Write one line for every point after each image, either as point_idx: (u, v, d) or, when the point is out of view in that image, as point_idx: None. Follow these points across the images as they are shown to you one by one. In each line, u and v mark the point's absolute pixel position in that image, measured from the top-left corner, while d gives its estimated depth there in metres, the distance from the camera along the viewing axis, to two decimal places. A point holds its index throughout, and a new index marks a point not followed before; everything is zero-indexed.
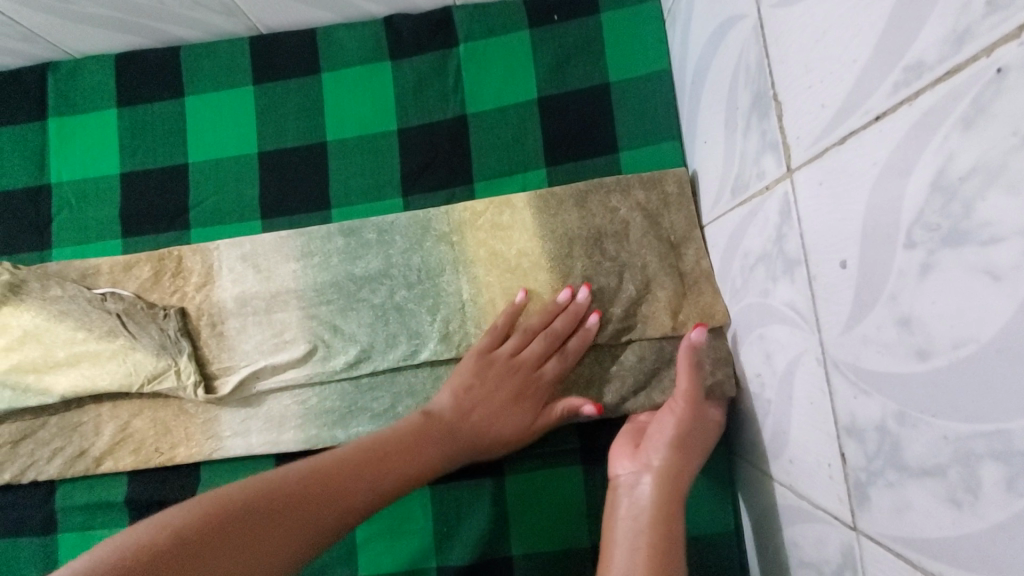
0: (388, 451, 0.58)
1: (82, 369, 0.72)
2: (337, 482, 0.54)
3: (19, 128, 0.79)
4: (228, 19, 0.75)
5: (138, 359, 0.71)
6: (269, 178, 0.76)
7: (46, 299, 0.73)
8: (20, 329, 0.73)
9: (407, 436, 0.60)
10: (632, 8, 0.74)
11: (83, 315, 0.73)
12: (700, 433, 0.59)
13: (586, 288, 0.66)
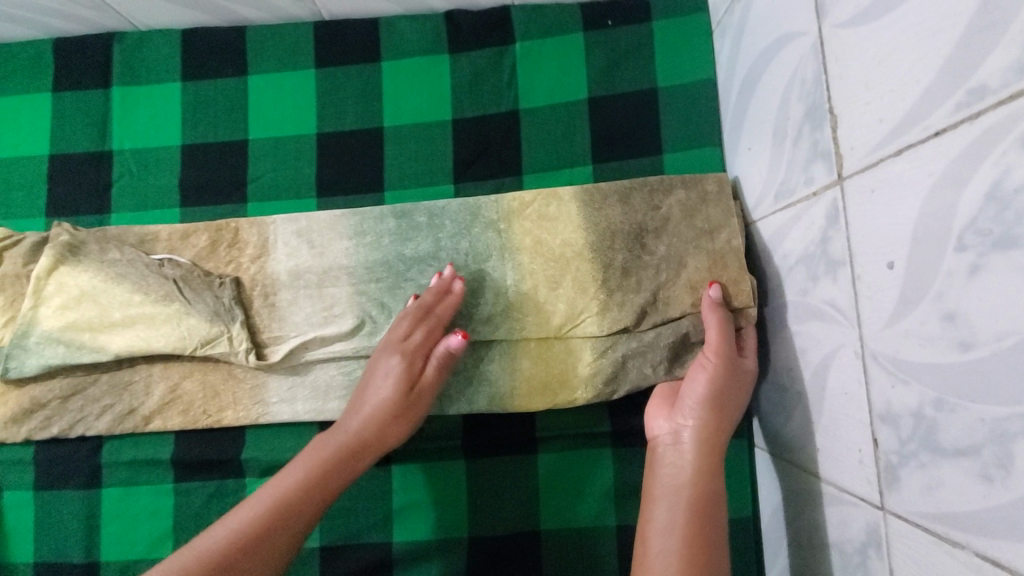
0: (325, 473, 0.60)
1: (138, 330, 0.75)
2: (289, 514, 0.57)
3: (86, 95, 0.82)
4: (296, 4, 0.78)
5: (191, 324, 0.74)
6: (327, 159, 0.79)
7: (105, 261, 0.76)
8: (78, 289, 0.75)
9: (335, 456, 0.61)
10: (682, 19, 0.78)
11: (139, 278, 0.75)
12: (735, 388, 0.63)
13: (455, 274, 0.70)
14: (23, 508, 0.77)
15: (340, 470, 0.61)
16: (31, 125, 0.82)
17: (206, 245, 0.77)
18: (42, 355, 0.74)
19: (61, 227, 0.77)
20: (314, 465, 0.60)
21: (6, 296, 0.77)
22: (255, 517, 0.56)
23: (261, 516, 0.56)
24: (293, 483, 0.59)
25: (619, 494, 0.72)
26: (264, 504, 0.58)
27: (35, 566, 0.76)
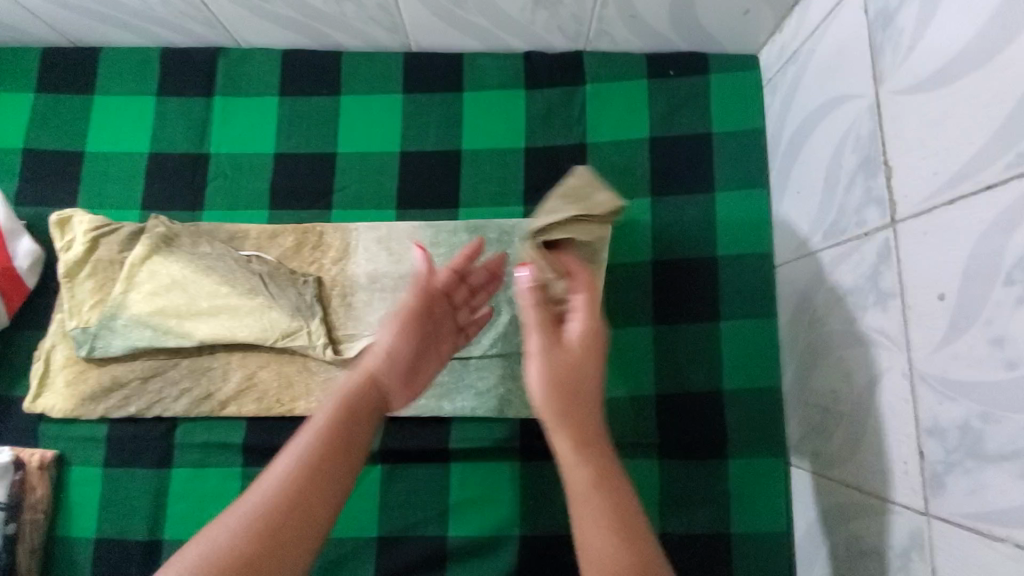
0: (343, 437, 0.55)
1: (223, 319, 0.79)
2: (314, 483, 0.52)
3: (188, 101, 0.89)
4: (391, 35, 0.87)
5: (275, 319, 0.79)
6: (408, 175, 0.87)
7: (195, 253, 0.81)
8: (168, 277, 0.80)
9: (349, 417, 0.56)
10: (736, 75, 0.88)
11: (228, 271, 0.80)
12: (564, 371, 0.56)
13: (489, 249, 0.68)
14: (89, 485, 0.79)
15: (358, 432, 0.56)
16: (132, 125, 0.88)
17: (291, 245, 0.83)
18: (129, 337, 0.79)
19: (157, 219, 0.82)
20: (327, 434, 0.54)
21: (97, 280, 0.81)
22: (271, 498, 0.50)
23: (278, 495, 0.50)
24: (308, 454, 0.53)
25: (663, 502, 0.77)
26: (284, 492, 0.50)
27: (94, 542, 0.78)
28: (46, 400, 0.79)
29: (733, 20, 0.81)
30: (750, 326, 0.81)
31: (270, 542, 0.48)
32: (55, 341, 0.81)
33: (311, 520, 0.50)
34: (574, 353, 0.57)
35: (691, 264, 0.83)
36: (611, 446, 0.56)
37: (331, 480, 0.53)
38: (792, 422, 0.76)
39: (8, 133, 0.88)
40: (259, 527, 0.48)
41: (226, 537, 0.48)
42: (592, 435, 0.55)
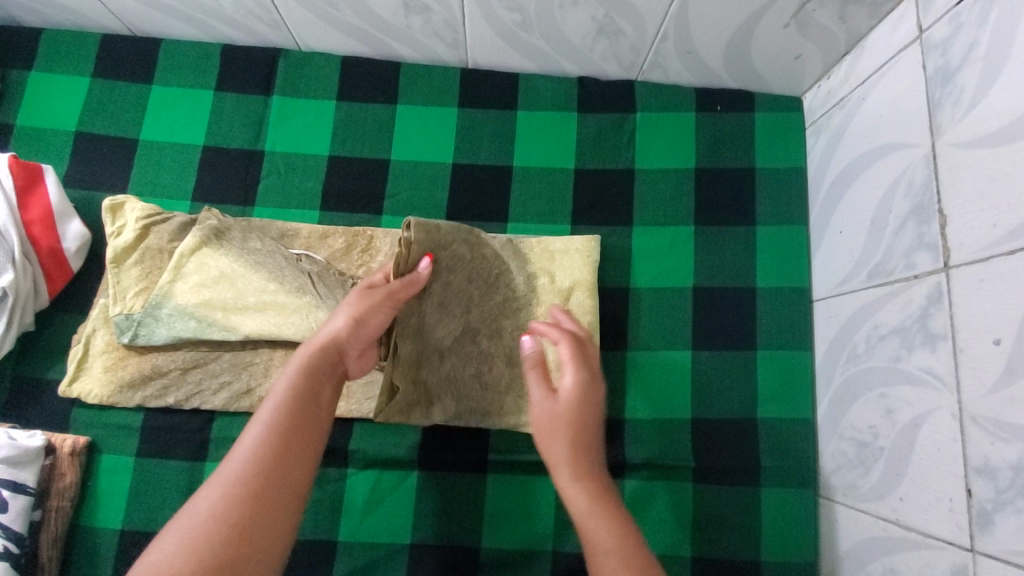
0: (309, 395, 0.56)
1: (269, 315, 0.78)
2: (293, 440, 0.53)
3: (245, 98, 0.90)
4: (451, 50, 0.89)
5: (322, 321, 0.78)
6: (458, 186, 0.89)
7: (245, 248, 0.80)
8: (217, 270, 0.78)
9: (310, 379, 0.57)
10: (781, 114, 0.91)
11: (278, 267, 0.80)
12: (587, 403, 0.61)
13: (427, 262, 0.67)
14: (120, 473, 0.78)
15: (314, 391, 0.57)
16: (187, 116, 0.89)
17: (341, 247, 0.84)
18: (173, 327, 0.77)
19: (209, 211, 0.81)
20: (288, 393, 0.56)
21: (143, 267, 0.80)
22: (248, 466, 0.50)
23: (259, 461, 0.51)
24: (274, 413, 0.54)
25: (695, 525, 0.79)
26: (236, 454, 0.51)
27: (121, 533, 0.76)
28: (83, 384, 0.78)
29: (785, 63, 0.84)
30: (786, 357, 0.83)
31: (264, 505, 0.49)
32: (96, 326, 0.80)
33: (277, 485, 0.50)
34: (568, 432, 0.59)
35: (731, 293, 0.85)
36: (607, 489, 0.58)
37: (307, 435, 0.54)
38: (825, 454, 0.79)
39: (61, 115, 0.88)
40: (244, 492, 0.49)
41: (207, 511, 0.47)
42: (580, 466, 0.58)
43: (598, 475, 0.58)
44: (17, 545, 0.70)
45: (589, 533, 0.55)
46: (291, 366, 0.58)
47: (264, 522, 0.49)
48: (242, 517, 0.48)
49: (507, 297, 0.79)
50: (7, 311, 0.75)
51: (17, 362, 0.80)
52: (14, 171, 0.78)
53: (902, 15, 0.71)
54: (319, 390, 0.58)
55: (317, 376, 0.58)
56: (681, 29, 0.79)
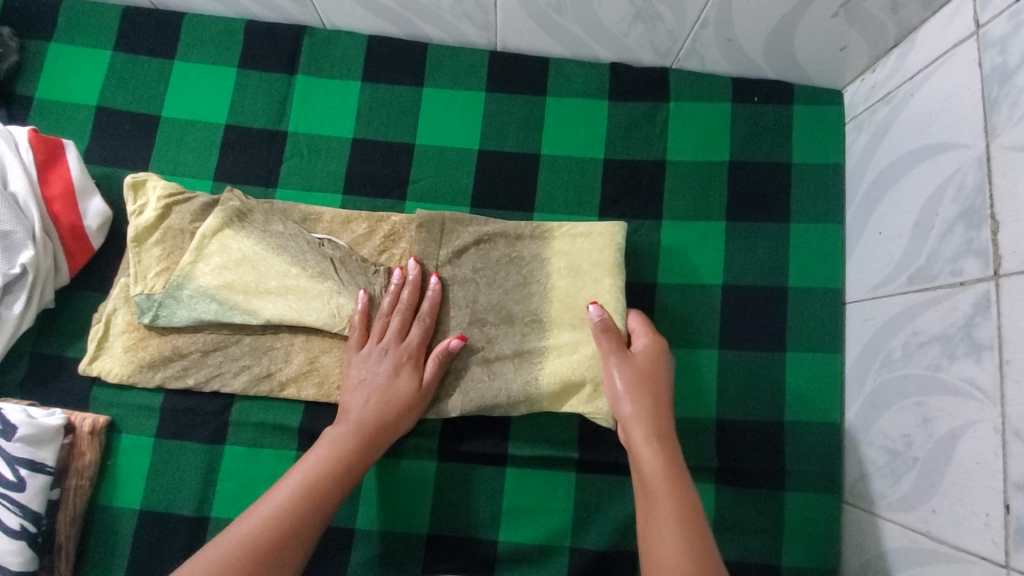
0: (334, 476, 0.66)
1: (290, 301, 0.75)
2: (359, 451, 0.69)
3: (269, 77, 0.87)
4: (480, 32, 0.86)
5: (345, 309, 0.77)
6: (484, 174, 0.86)
7: (267, 231, 0.77)
8: (238, 253, 0.76)
9: (367, 435, 0.70)
10: (821, 107, 0.87)
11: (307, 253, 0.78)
12: (656, 366, 0.72)
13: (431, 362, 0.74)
14: (138, 453, 0.78)
15: (352, 460, 0.68)
16: (211, 94, 0.87)
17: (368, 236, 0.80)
18: (194, 309, 0.75)
19: (231, 193, 0.79)
20: (333, 451, 0.68)
21: (164, 247, 0.78)
22: (270, 516, 0.61)
23: (276, 516, 0.61)
24: (330, 452, 0.68)
25: (716, 528, 0.78)
26: (264, 506, 0.63)
27: (139, 514, 0.77)
28: (102, 364, 0.77)
29: (828, 55, 0.81)
30: (814, 359, 0.81)
31: (283, 537, 0.61)
32: (117, 305, 0.78)
33: (332, 486, 0.66)
34: (611, 343, 0.72)
35: (762, 292, 0.83)
36: (661, 427, 0.68)
37: (320, 506, 0.64)
38: (853, 459, 0.77)
39: (82, 89, 0.87)
40: (316, 487, 0.65)
41: (285, 496, 0.63)
42: (659, 432, 0.68)
43: (665, 428, 0.68)
44: (34, 524, 0.70)
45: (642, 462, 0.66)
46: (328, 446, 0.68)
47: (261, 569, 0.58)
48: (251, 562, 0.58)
49: (523, 286, 0.78)
50: (26, 288, 0.74)
51: (37, 339, 0.80)
52: (35, 145, 0.76)
53: (959, 7, 0.68)
54: (346, 474, 0.67)
55: (345, 463, 0.68)
56: (722, 16, 0.76)
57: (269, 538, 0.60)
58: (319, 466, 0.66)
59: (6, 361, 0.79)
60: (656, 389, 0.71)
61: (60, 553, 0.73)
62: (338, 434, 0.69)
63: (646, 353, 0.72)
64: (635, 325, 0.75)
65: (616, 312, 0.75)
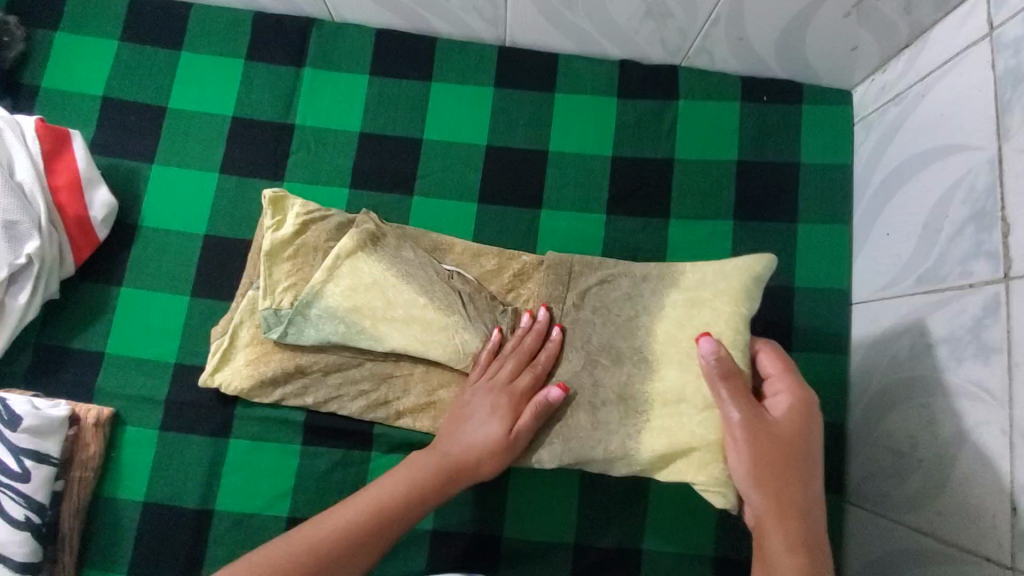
0: (408, 506, 0.64)
1: (415, 330, 0.73)
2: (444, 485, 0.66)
3: (276, 68, 0.87)
4: (489, 27, 0.86)
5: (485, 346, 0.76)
6: (492, 170, 0.86)
7: (397, 257, 0.76)
8: (365, 276, 0.74)
9: (456, 469, 0.66)
10: (830, 107, 0.87)
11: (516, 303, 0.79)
12: (807, 436, 0.63)
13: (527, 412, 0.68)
14: (143, 446, 0.78)
15: (429, 491, 0.65)
16: (218, 86, 0.86)
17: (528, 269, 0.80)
18: (322, 329, 0.74)
19: (366, 216, 0.77)
20: (413, 480, 0.65)
21: (294, 263, 0.77)
22: (332, 529, 0.62)
23: (337, 531, 0.62)
24: (409, 481, 0.65)
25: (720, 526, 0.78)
26: (330, 521, 0.63)
27: (144, 506, 0.77)
28: (224, 376, 0.76)
29: (838, 54, 0.81)
30: (819, 359, 0.81)
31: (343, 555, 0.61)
32: (242, 319, 0.77)
33: (401, 516, 0.64)
34: (731, 391, 0.63)
35: (769, 292, 0.83)
36: (789, 496, 0.61)
37: (385, 532, 0.63)
38: (856, 460, 0.78)
39: (88, 79, 0.86)
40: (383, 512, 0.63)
41: (351, 514, 0.63)
42: (786, 518, 0.60)
43: (795, 513, 0.61)
44: (38, 515, 0.70)
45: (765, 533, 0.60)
46: (403, 473, 0.66)
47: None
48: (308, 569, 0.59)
49: (629, 321, 0.71)
50: (32, 278, 0.74)
51: (41, 330, 0.80)
52: (41, 135, 0.76)
53: (972, 8, 0.67)
54: (417, 503, 0.64)
55: (423, 492, 0.65)
56: (734, 14, 0.75)
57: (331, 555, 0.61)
58: (395, 496, 0.64)
59: (10, 352, 0.79)
60: (796, 458, 0.62)
61: (65, 544, 0.73)
62: (427, 461, 0.67)
63: (790, 418, 0.63)
64: (772, 367, 0.66)
65: (740, 351, 0.66)
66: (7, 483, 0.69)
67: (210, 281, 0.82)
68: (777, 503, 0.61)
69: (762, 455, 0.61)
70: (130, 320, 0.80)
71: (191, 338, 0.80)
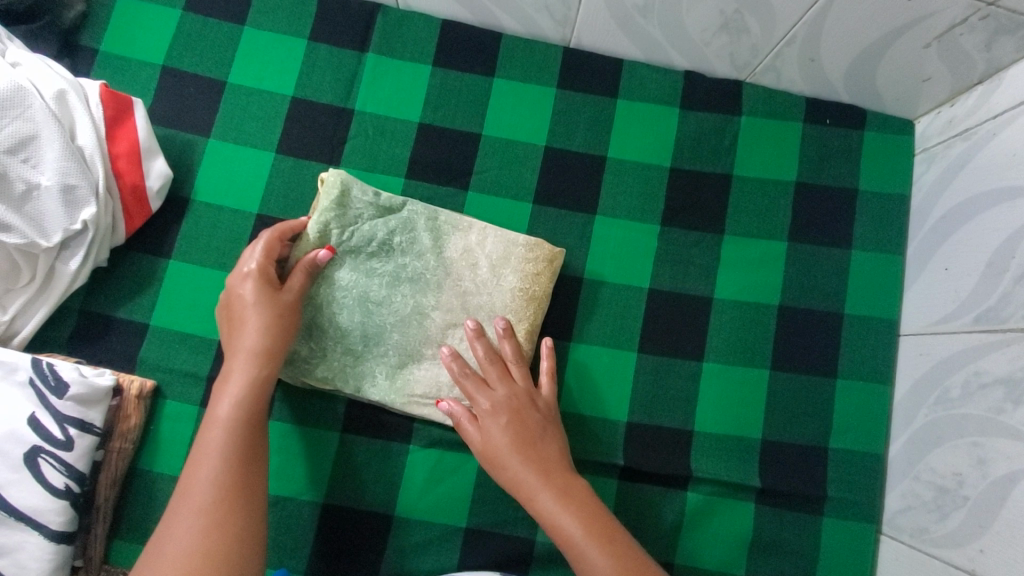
0: (237, 474, 0.61)
1: (427, 323, 0.75)
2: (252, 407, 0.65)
3: (339, 52, 0.86)
4: (558, 27, 0.85)
5: (456, 308, 0.75)
6: (549, 171, 0.85)
7: (418, 250, 0.76)
8: (404, 271, 0.75)
9: (256, 390, 0.65)
10: (892, 136, 0.86)
11: (493, 271, 0.76)
12: (540, 426, 0.71)
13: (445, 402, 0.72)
14: (183, 421, 0.77)
15: (252, 420, 0.64)
16: (279, 65, 0.85)
17: (543, 251, 0.76)
18: (351, 319, 0.74)
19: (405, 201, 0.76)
20: (228, 424, 0.63)
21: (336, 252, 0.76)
22: (200, 501, 0.59)
23: (205, 504, 0.59)
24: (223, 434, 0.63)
25: (752, 545, 0.78)
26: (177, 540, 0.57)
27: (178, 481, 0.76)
28: None
29: (909, 84, 0.80)
30: (864, 388, 0.81)
31: (224, 524, 0.58)
32: None
33: (243, 467, 0.62)
34: (465, 428, 0.71)
35: (818, 316, 0.83)
36: (552, 470, 0.67)
37: (251, 480, 0.62)
38: (895, 492, 0.78)
39: (148, 48, 0.85)
40: (230, 470, 0.61)
41: (202, 485, 0.60)
42: (610, 540, 0.63)
43: (612, 531, 0.64)
44: (78, 484, 0.69)
45: (563, 527, 0.64)
46: (212, 464, 0.61)
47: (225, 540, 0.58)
48: (213, 549, 0.57)
49: (403, 268, 0.75)
50: (86, 244, 0.74)
51: (86, 297, 0.79)
52: (105, 101, 0.76)
53: None
54: (248, 457, 0.63)
55: (242, 444, 0.63)
56: (812, 36, 0.75)
57: (205, 521, 0.58)
58: (217, 479, 0.60)
59: (55, 316, 0.78)
60: (545, 468, 0.68)
61: (98, 515, 0.73)
62: (219, 423, 0.63)
63: (515, 430, 0.69)
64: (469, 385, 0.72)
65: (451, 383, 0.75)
66: (50, 449, 0.68)
67: None
68: (546, 482, 0.66)
69: (520, 434, 0.69)
70: (177, 293, 0.80)
71: None
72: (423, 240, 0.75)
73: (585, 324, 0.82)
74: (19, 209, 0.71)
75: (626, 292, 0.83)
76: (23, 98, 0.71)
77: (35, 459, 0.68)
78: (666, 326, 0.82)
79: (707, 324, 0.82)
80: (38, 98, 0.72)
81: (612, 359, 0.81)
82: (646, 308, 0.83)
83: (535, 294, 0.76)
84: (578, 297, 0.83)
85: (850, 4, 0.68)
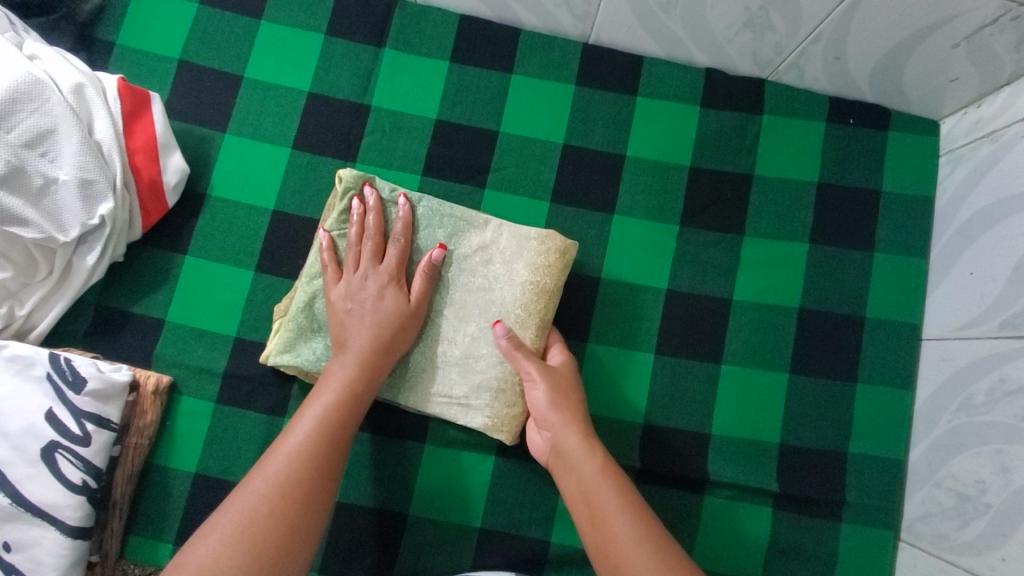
0: (309, 474, 0.61)
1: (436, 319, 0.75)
2: (343, 408, 0.66)
3: (356, 47, 0.85)
4: (577, 23, 0.84)
5: (466, 304, 0.74)
6: (567, 169, 0.84)
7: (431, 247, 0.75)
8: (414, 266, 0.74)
9: (354, 390, 0.67)
10: (917, 136, 0.85)
11: (506, 265, 0.74)
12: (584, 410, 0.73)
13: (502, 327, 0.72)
14: (198, 417, 0.77)
15: (343, 422, 0.65)
16: (296, 60, 0.85)
17: (554, 243, 0.73)
18: None
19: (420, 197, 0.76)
20: (320, 418, 0.64)
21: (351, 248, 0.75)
22: (264, 489, 0.59)
23: (267, 493, 0.59)
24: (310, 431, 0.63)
25: (769, 550, 0.77)
26: (235, 505, 0.58)
27: (194, 478, 0.76)
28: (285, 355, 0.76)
29: (935, 84, 0.78)
30: (885, 393, 0.80)
31: (284, 521, 0.58)
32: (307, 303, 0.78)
33: (317, 469, 0.61)
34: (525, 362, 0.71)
35: (839, 319, 0.82)
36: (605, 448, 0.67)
37: (323, 484, 0.61)
38: (914, 499, 0.77)
39: (164, 42, 0.84)
40: (304, 468, 0.61)
41: (271, 474, 0.60)
42: (645, 516, 0.61)
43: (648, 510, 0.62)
44: (94, 480, 0.69)
45: (601, 497, 0.63)
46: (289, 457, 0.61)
47: (280, 538, 0.57)
48: (259, 541, 0.56)
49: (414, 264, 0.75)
50: (103, 240, 0.74)
51: (102, 292, 0.79)
52: (123, 96, 0.76)
53: None
54: (325, 459, 0.62)
55: (324, 445, 0.63)
56: (838, 34, 0.73)
57: (264, 512, 0.57)
58: (287, 474, 0.60)
59: (72, 311, 0.78)
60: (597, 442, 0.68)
61: (114, 511, 0.73)
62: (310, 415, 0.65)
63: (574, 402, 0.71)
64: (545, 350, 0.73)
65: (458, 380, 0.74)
66: (67, 444, 0.69)
67: (276, 258, 0.80)
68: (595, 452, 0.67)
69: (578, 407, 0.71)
70: (192, 289, 0.79)
71: (252, 314, 0.79)
72: (437, 237, 0.75)
73: (603, 325, 0.81)
74: (37, 204, 0.71)
75: (644, 292, 0.82)
76: (41, 91, 0.70)
77: (52, 454, 0.68)
78: (683, 328, 0.81)
79: (726, 326, 0.81)
80: (56, 92, 0.71)
81: (629, 360, 0.80)
82: (664, 309, 0.82)
83: (546, 288, 0.73)
84: (595, 297, 0.82)
85: (878, 2, 0.67)
